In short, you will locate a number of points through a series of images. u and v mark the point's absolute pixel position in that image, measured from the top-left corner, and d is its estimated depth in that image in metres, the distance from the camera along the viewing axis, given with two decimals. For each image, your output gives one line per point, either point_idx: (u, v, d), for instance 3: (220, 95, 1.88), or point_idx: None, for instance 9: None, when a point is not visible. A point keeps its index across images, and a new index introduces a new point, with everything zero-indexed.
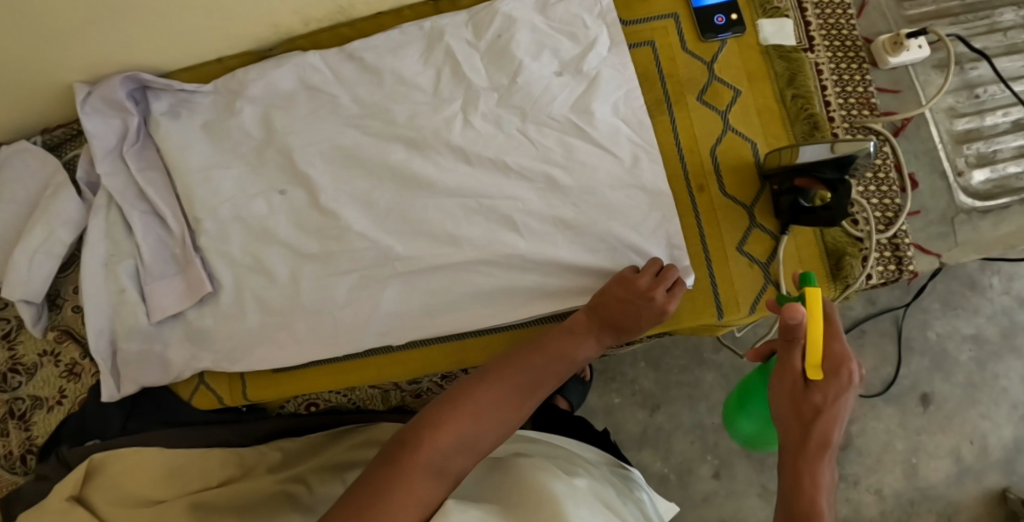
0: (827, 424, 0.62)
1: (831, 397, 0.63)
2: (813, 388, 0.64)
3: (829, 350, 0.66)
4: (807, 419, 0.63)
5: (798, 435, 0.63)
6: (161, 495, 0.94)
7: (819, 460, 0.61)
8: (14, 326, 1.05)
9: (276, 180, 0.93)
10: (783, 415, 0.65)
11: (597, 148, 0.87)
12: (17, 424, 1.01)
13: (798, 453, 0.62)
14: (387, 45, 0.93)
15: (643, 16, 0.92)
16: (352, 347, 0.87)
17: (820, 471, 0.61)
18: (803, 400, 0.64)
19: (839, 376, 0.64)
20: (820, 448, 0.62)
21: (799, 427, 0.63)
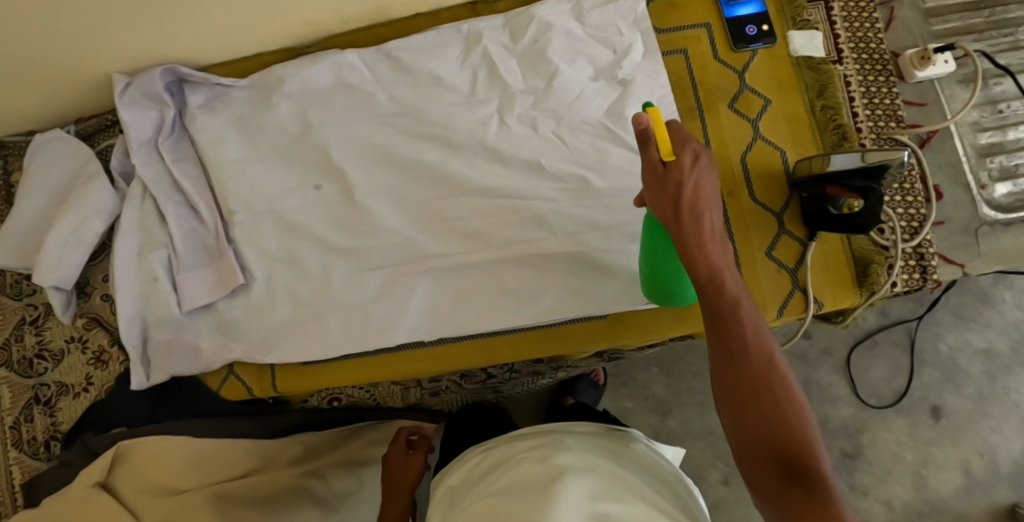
0: (702, 205, 0.64)
1: (695, 174, 0.65)
2: (671, 170, 0.64)
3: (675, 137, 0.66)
4: (677, 201, 0.64)
5: (674, 218, 0.65)
6: (184, 484, 0.95)
7: (706, 239, 0.64)
8: (42, 313, 1.06)
9: (311, 175, 0.94)
10: (657, 206, 0.65)
11: (632, 153, 0.89)
12: (42, 409, 1.04)
13: (684, 238, 0.64)
14: (425, 46, 0.95)
15: (676, 25, 0.94)
16: (379, 344, 0.87)
17: (712, 254, 0.64)
18: (667, 185, 0.65)
19: (692, 156, 0.65)
20: (696, 225, 0.64)
21: (671, 209, 0.65)
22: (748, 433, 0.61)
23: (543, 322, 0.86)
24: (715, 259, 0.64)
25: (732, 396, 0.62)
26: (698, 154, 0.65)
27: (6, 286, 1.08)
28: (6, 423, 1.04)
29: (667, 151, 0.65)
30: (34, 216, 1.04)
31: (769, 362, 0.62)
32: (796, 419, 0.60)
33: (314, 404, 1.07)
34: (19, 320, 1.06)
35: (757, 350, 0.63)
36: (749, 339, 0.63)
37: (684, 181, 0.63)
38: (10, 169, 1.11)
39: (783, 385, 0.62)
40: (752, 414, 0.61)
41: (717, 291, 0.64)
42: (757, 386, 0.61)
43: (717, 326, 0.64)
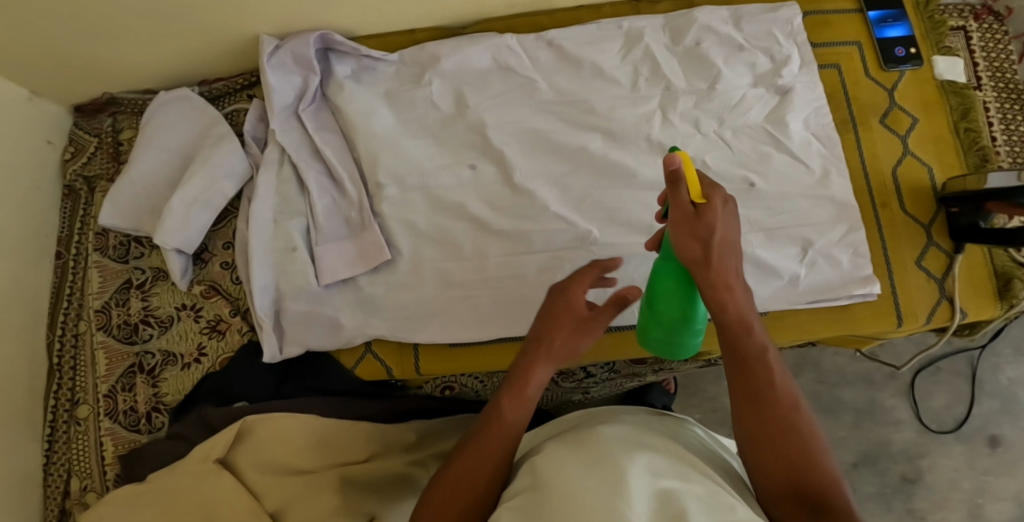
0: (730, 250, 0.65)
1: (723, 219, 0.65)
2: (703, 215, 0.64)
3: (705, 179, 0.66)
4: (708, 245, 0.64)
5: (700, 259, 0.65)
6: (309, 466, 0.89)
7: (733, 286, 0.66)
8: (149, 277, 1.01)
9: (466, 155, 0.92)
10: (683, 247, 0.65)
11: (792, 159, 0.91)
12: (145, 378, 0.98)
13: (712, 283, 0.65)
14: (585, 38, 0.95)
15: (828, 41, 0.97)
16: (533, 330, 0.87)
17: (742, 301, 0.66)
18: (698, 228, 0.64)
19: (721, 200, 0.65)
20: (724, 269, 0.65)
21: (698, 252, 0.65)
22: (773, 470, 0.66)
23: None
24: (744, 309, 0.67)
25: (759, 439, 0.67)
26: (726, 199, 0.65)
27: (109, 247, 1.03)
28: (102, 391, 1.00)
29: (697, 194, 0.65)
30: (154, 174, 1.00)
31: (796, 409, 0.68)
32: (823, 464, 0.66)
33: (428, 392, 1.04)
34: (125, 283, 1.02)
35: (784, 398, 0.68)
36: (776, 385, 0.68)
37: (716, 225, 0.63)
38: (121, 127, 1.07)
39: (808, 432, 0.67)
40: (779, 459, 0.66)
41: (746, 339, 0.68)
42: (784, 434, 0.67)
43: (745, 371, 0.68)
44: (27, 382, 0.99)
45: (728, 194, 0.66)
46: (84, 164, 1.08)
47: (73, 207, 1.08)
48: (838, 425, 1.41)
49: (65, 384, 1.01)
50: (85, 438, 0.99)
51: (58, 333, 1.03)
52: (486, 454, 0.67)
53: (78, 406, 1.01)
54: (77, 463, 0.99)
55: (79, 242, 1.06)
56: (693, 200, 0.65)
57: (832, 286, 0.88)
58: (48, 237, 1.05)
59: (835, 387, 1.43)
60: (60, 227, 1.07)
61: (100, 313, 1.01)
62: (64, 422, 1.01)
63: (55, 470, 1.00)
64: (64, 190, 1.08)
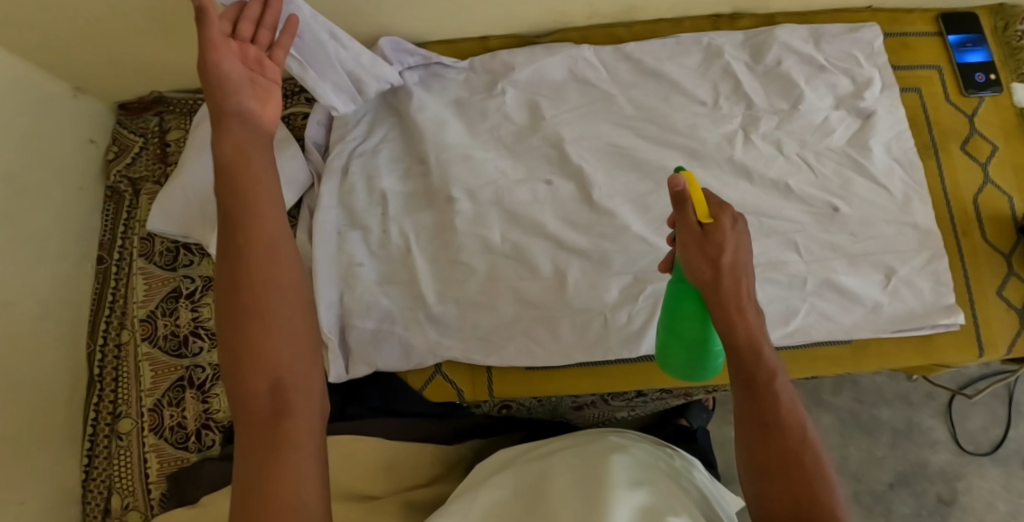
0: (743, 271, 0.59)
1: (734, 238, 0.59)
2: (711, 233, 0.59)
3: (711, 199, 0.61)
4: (718, 266, 0.59)
5: (711, 280, 0.59)
6: (376, 490, 0.84)
7: (746, 307, 0.59)
8: (200, 287, 0.97)
9: (541, 169, 0.89)
10: (694, 269, 0.60)
11: (874, 184, 0.89)
12: (195, 393, 0.94)
13: (723, 302, 0.58)
14: (665, 52, 0.92)
15: (909, 64, 0.95)
16: (612, 355, 0.84)
17: (753, 322, 0.58)
18: (706, 245, 0.59)
19: (731, 220, 0.60)
20: (737, 290, 0.59)
21: (709, 273, 0.59)
22: (775, 506, 0.56)
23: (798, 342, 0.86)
24: (755, 332, 0.59)
25: (764, 472, 0.57)
26: (736, 219, 0.60)
27: (155, 254, 0.99)
28: (147, 405, 0.95)
29: (703, 213, 0.60)
30: (206, 177, 0.95)
31: (805, 443, 0.57)
32: (834, 505, 0.54)
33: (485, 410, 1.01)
34: (173, 292, 0.97)
35: (791, 429, 0.57)
36: (783, 413, 0.57)
37: (726, 246, 0.58)
38: (167, 127, 1.04)
39: (815, 467, 0.56)
40: (784, 497, 0.55)
41: (755, 362, 0.58)
42: (788, 466, 0.56)
43: (752, 396, 0.58)
44: (65, 396, 0.95)
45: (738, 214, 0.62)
46: (128, 165, 1.04)
47: (116, 209, 1.03)
48: (876, 445, 1.41)
49: (106, 396, 0.97)
50: (127, 454, 0.94)
51: (100, 343, 0.98)
52: (253, 287, 0.54)
53: (119, 420, 0.96)
54: (118, 480, 0.94)
55: (122, 247, 1.01)
56: (699, 221, 0.60)
57: (914, 315, 0.87)
58: (89, 241, 1.01)
59: (872, 406, 1.43)
60: (102, 231, 1.03)
61: (145, 323, 0.97)
62: (104, 436, 0.96)
63: (95, 487, 0.95)
64: (106, 191, 1.04)
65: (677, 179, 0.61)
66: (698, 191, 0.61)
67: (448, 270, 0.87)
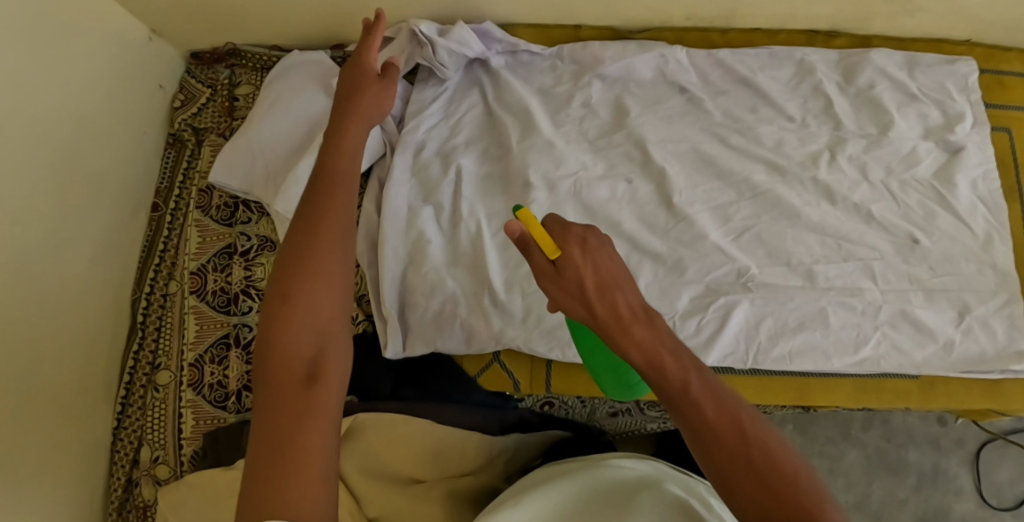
0: (613, 288, 0.54)
1: (590, 262, 0.55)
2: (563, 263, 0.55)
3: (555, 227, 0.57)
4: (585, 299, 0.54)
5: (588, 317, 0.55)
6: (422, 473, 0.83)
7: (630, 326, 0.53)
8: (255, 246, 0.95)
9: (623, 166, 0.88)
10: (568, 309, 0.56)
11: (957, 220, 0.88)
12: (239, 353, 0.92)
13: (605, 335, 0.54)
14: (757, 62, 0.92)
15: (1002, 102, 0.94)
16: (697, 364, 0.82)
17: (641, 342, 0.53)
18: (564, 279, 0.55)
19: (578, 245, 0.55)
20: (619, 313, 0.54)
21: (584, 310, 0.55)
22: None
23: (864, 371, 0.84)
24: (650, 348, 0.53)
25: (721, 485, 0.50)
26: (585, 240, 0.56)
27: (212, 207, 0.97)
28: (188, 359, 0.93)
29: (551, 249, 0.55)
30: (276, 137, 0.94)
31: (743, 437, 0.50)
32: (786, 483, 0.48)
33: (528, 406, 0.98)
34: (228, 248, 0.95)
35: (726, 432, 0.51)
36: (712, 421, 0.51)
37: (580, 276, 0.54)
38: (237, 81, 1.03)
39: (764, 458, 0.50)
40: (751, 501, 0.49)
41: (661, 382, 0.53)
42: (757, 484, 0.49)
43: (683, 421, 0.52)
44: (107, 342, 0.93)
45: (587, 229, 0.56)
46: (193, 115, 1.02)
47: (176, 157, 1.02)
48: (900, 487, 1.38)
49: (147, 346, 0.95)
50: (162, 407, 0.92)
51: (147, 291, 0.97)
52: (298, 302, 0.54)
53: (158, 372, 0.94)
54: (150, 432, 0.92)
55: (178, 196, 1.00)
56: (550, 259, 0.55)
57: (986, 358, 0.85)
58: (146, 187, 1.00)
59: (901, 446, 1.40)
60: (159, 178, 1.01)
61: (195, 276, 0.95)
62: (141, 387, 0.94)
63: (126, 436, 0.93)
64: (169, 139, 1.03)
65: (514, 223, 0.57)
66: (538, 225, 0.56)
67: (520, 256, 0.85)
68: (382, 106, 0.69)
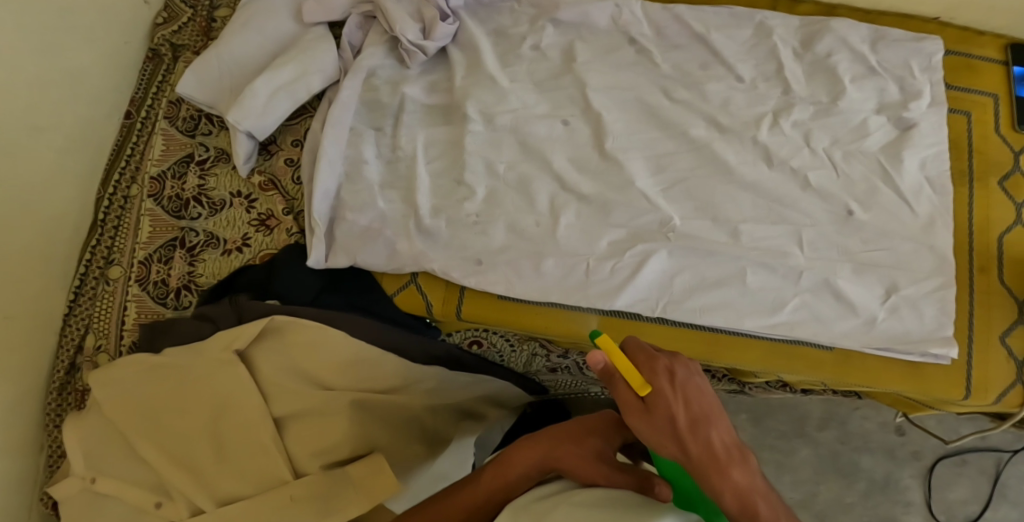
0: (705, 423, 0.57)
1: (680, 397, 0.58)
2: (655, 400, 0.58)
3: (643, 359, 0.60)
4: (678, 435, 0.56)
5: (680, 455, 0.56)
6: (330, 382, 0.88)
7: (726, 467, 0.55)
8: (212, 157, 0.99)
9: (562, 110, 0.89)
10: (659, 447, 0.58)
11: (899, 198, 0.86)
12: (183, 254, 0.96)
13: (701, 474, 0.55)
14: (716, 21, 0.91)
15: (967, 85, 0.91)
16: (606, 305, 0.82)
17: (738, 485, 0.54)
18: (656, 413, 0.57)
19: (667, 377, 0.59)
20: (710, 451, 0.55)
21: (676, 448, 0.57)
22: None
23: (776, 335, 0.82)
24: (745, 493, 0.54)
25: None
26: (673, 373, 0.59)
27: (179, 118, 1.02)
28: (138, 257, 0.97)
29: (639, 382, 0.59)
30: (243, 55, 0.98)
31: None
32: None
33: (454, 341, 1.01)
34: (187, 157, 1.00)
35: None
36: None
37: (672, 410, 0.57)
38: (218, 4, 1.08)
39: None
40: None
41: None
42: None
43: None
44: (69, 230, 0.98)
45: (672, 363, 0.60)
46: (173, 32, 1.06)
47: (153, 70, 1.07)
48: (848, 490, 1.34)
49: (103, 241, 1.00)
50: (109, 299, 0.97)
51: (110, 191, 1.02)
52: None
53: (110, 266, 0.98)
54: (96, 320, 0.97)
55: (151, 106, 1.05)
56: (639, 393, 0.59)
57: (909, 338, 0.82)
58: (122, 94, 1.05)
59: (855, 451, 1.36)
60: (136, 87, 1.07)
61: (154, 181, 0.99)
62: (94, 278, 0.99)
63: (74, 322, 0.98)
64: (148, 53, 1.08)
65: (596, 353, 0.60)
66: (624, 354, 0.60)
67: (450, 188, 0.88)
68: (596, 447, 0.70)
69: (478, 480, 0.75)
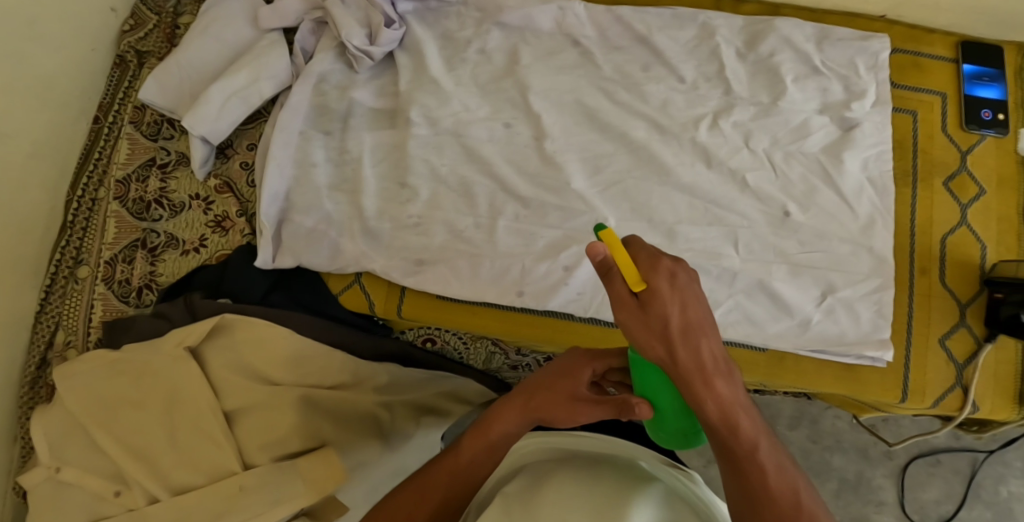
0: (700, 335, 0.52)
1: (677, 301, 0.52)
2: (651, 306, 0.51)
3: (642, 256, 0.53)
4: (668, 341, 0.52)
5: (667, 358, 0.53)
6: (279, 378, 0.92)
7: (713, 379, 0.52)
8: (173, 161, 1.03)
9: (504, 112, 0.90)
10: (646, 348, 0.53)
11: (839, 199, 0.85)
12: (145, 254, 1.00)
13: (686, 383, 0.53)
14: (659, 21, 0.91)
15: (913, 84, 0.90)
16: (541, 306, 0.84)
17: (723, 399, 0.53)
18: (649, 317, 0.51)
19: (667, 278, 0.52)
20: (700, 363, 0.52)
21: (663, 352, 0.52)
22: None
23: None
24: (727, 404, 0.54)
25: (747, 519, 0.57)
26: (674, 275, 0.52)
27: (143, 123, 1.06)
28: (104, 257, 1.01)
29: (635, 278, 0.52)
30: (201, 61, 1.00)
31: (797, 505, 0.56)
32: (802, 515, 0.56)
33: (409, 339, 1.02)
34: (149, 161, 1.03)
35: (780, 495, 0.56)
36: (771, 484, 0.56)
37: (669, 319, 0.51)
38: (182, 11, 1.12)
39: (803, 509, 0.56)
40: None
41: (732, 438, 0.55)
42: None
43: (734, 470, 0.56)
44: (39, 231, 1.02)
45: (672, 263, 0.53)
46: (139, 39, 1.11)
47: (120, 76, 1.11)
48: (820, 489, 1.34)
49: (73, 242, 1.03)
50: (77, 298, 1.01)
51: (78, 194, 1.06)
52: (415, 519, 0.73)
53: (80, 267, 1.02)
54: (66, 319, 1.01)
55: (117, 111, 1.09)
56: (633, 291, 0.52)
57: (843, 341, 0.82)
58: (90, 100, 1.09)
59: (827, 450, 1.35)
60: (104, 93, 1.10)
61: (119, 184, 1.03)
62: (63, 278, 1.03)
63: (44, 320, 1.02)
64: (115, 59, 1.12)
65: (596, 245, 0.53)
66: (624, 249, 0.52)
67: (393, 190, 0.90)
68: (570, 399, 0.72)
69: (460, 451, 0.76)
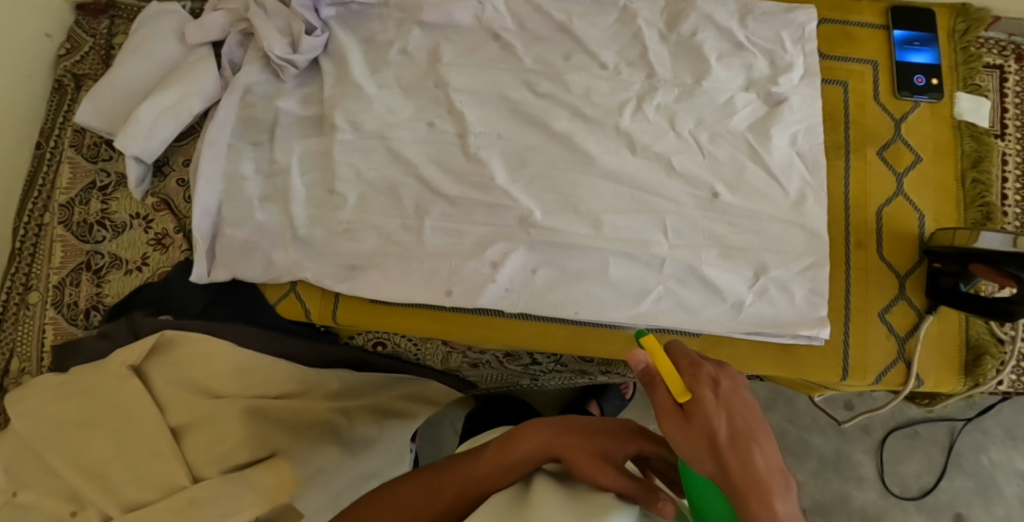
0: (750, 443, 0.49)
1: (724, 410, 0.50)
2: (697, 410, 0.50)
3: (684, 363, 0.53)
4: (716, 448, 0.49)
5: (718, 471, 0.49)
6: (221, 391, 0.93)
7: (769, 494, 0.47)
8: (113, 182, 1.04)
9: (427, 112, 0.89)
10: (694, 458, 0.50)
11: (768, 176, 0.83)
12: (90, 277, 1.00)
13: (739, 497, 0.47)
14: (579, 8, 0.89)
15: (842, 55, 0.88)
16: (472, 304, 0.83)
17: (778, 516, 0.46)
18: (695, 423, 0.50)
19: (712, 387, 0.51)
20: (750, 473, 0.48)
21: (710, 462, 0.49)
22: None
23: (639, 325, 0.82)
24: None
25: None
26: (718, 382, 0.51)
27: (83, 146, 1.06)
28: (52, 281, 1.02)
29: (679, 388, 0.51)
30: (132, 80, 1.01)
31: None
32: None
33: (359, 344, 1.01)
34: (90, 184, 1.04)
35: None
36: None
37: (713, 422, 0.49)
38: (115, 31, 1.14)
39: None
40: None
41: None
42: None
43: None
44: None
45: (716, 371, 0.52)
46: (75, 62, 1.12)
47: (59, 101, 1.12)
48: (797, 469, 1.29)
49: (23, 268, 1.05)
50: (29, 323, 1.02)
51: (25, 220, 1.06)
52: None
53: (29, 292, 1.03)
54: (20, 345, 1.02)
55: (59, 136, 1.10)
56: (676, 399, 0.51)
57: (779, 320, 0.81)
58: (32, 127, 1.09)
59: (802, 430, 1.30)
60: (46, 118, 1.11)
61: (63, 208, 1.03)
62: (14, 305, 1.03)
63: None
64: (54, 85, 1.12)
65: (639, 354, 0.54)
66: (667, 358, 0.53)
67: (322, 197, 0.89)
68: (611, 450, 0.63)
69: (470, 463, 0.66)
